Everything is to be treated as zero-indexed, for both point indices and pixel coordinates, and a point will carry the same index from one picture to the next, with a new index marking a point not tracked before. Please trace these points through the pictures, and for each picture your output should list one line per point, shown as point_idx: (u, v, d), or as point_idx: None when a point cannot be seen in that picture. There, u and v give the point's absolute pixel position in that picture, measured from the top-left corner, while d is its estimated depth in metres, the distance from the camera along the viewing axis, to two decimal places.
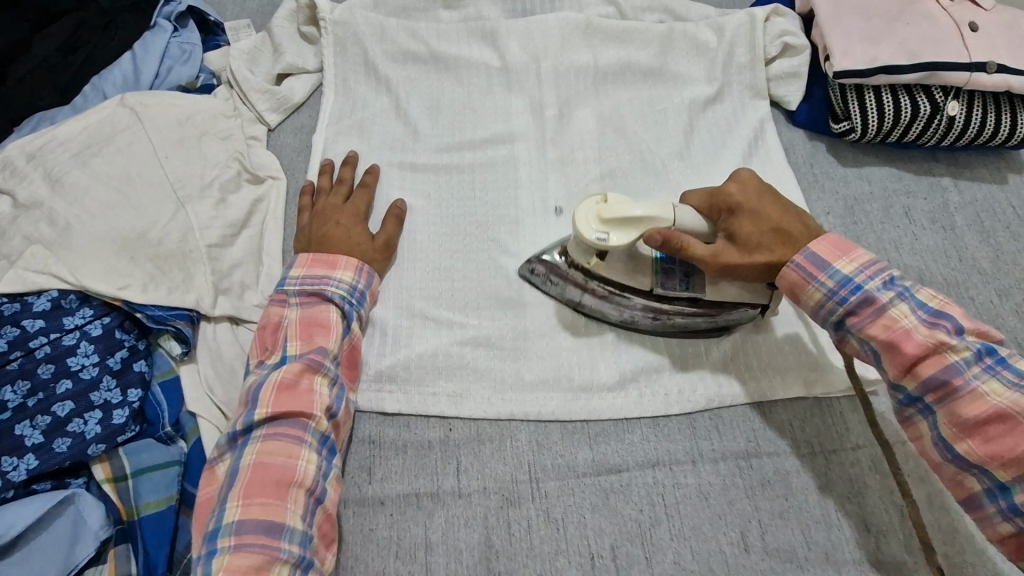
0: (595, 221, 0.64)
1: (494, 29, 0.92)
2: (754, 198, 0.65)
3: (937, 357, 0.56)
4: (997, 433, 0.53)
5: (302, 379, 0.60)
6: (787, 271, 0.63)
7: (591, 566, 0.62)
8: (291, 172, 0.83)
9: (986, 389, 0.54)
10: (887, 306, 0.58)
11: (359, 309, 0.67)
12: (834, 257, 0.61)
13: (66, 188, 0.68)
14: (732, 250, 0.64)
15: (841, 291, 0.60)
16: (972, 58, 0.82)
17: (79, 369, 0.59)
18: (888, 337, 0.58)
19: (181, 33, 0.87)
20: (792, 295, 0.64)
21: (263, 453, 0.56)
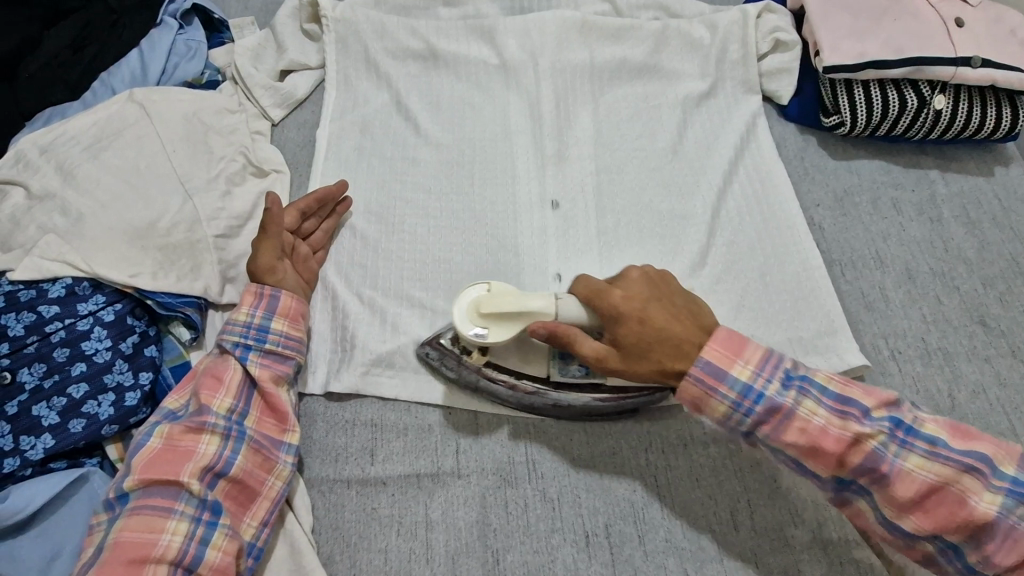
0: (474, 315, 0.65)
1: (492, 27, 0.94)
2: (642, 301, 0.60)
3: (858, 446, 0.55)
4: (934, 506, 0.55)
5: (183, 440, 0.59)
6: (685, 386, 0.58)
7: (585, 543, 0.65)
8: (294, 166, 0.85)
9: (908, 466, 0.55)
10: (800, 407, 0.56)
11: (257, 348, 0.64)
12: (730, 363, 0.57)
13: (78, 181, 0.70)
14: (616, 357, 0.60)
15: (746, 402, 0.57)
16: (957, 53, 0.84)
17: (93, 353, 0.61)
18: (806, 443, 0.56)
19: (186, 30, 0.89)
20: (699, 409, 0.59)
21: (129, 528, 0.55)
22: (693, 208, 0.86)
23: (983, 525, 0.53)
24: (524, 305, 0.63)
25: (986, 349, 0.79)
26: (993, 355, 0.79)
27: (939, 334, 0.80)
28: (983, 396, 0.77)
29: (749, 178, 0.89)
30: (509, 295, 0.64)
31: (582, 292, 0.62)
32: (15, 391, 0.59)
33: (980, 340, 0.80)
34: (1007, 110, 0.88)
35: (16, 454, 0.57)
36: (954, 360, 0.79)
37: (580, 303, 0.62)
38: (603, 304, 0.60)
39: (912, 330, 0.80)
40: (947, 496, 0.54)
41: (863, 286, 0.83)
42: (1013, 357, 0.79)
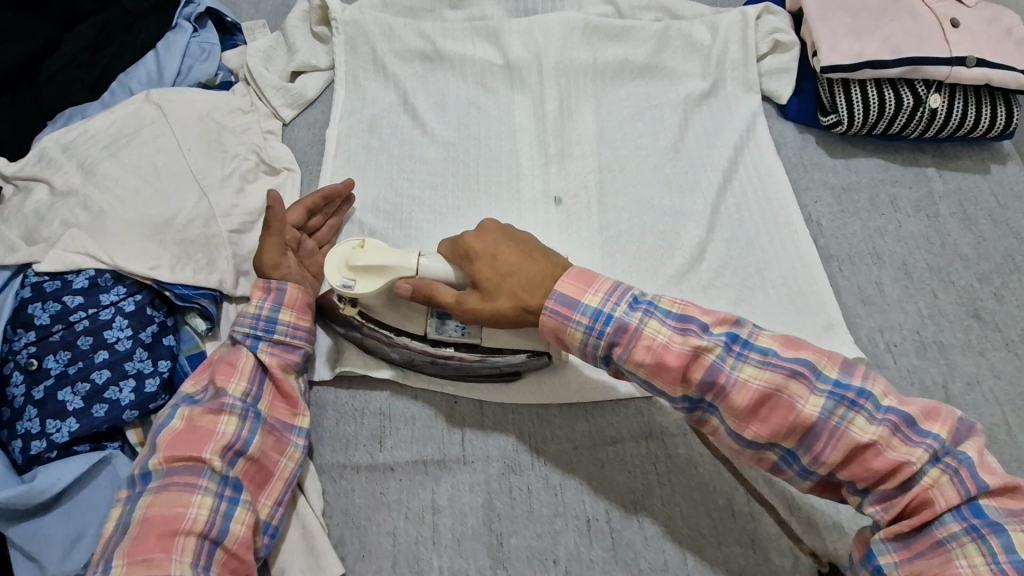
0: (344, 269, 0.66)
1: (497, 28, 0.96)
2: (492, 243, 0.64)
3: (697, 360, 0.56)
4: (766, 413, 0.55)
5: (203, 420, 0.60)
6: (545, 320, 0.61)
7: (587, 528, 0.67)
8: (305, 164, 0.88)
9: (743, 376, 0.55)
10: (647, 335, 0.57)
11: (268, 337, 0.67)
12: (583, 294, 0.59)
13: (98, 177, 0.73)
14: (475, 298, 0.64)
15: (597, 326, 0.58)
16: (952, 53, 0.86)
17: (115, 341, 0.63)
18: (652, 359, 0.57)
19: (200, 32, 0.91)
20: (563, 342, 0.61)
21: (154, 505, 0.56)
22: (693, 204, 0.88)
23: (811, 424, 0.54)
24: (379, 261, 0.65)
25: (981, 342, 0.81)
26: (987, 348, 0.81)
27: (934, 328, 0.82)
28: (978, 388, 0.78)
29: (748, 175, 0.91)
30: (381, 247, 0.66)
31: (448, 247, 0.67)
32: (42, 376, 0.61)
33: (975, 334, 0.81)
34: (1001, 109, 0.89)
35: (43, 437, 0.60)
36: (949, 353, 0.80)
37: (448, 258, 0.66)
38: (468, 250, 0.64)
39: (907, 323, 0.82)
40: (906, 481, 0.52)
41: (860, 281, 0.85)
42: (1008, 350, 0.81)
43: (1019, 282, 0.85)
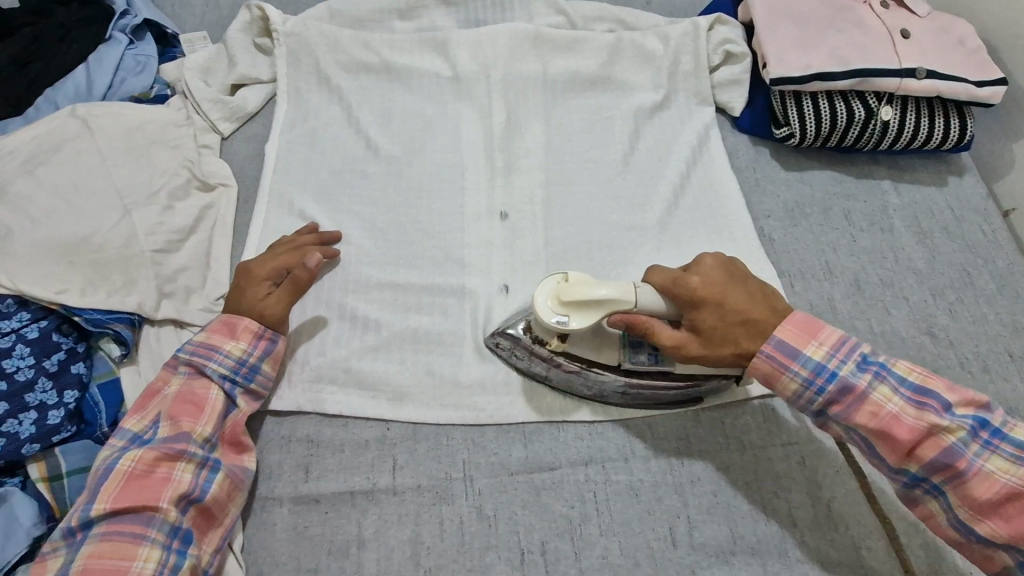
0: (555, 303, 0.64)
1: (445, 40, 0.94)
2: (720, 285, 0.61)
3: (906, 427, 0.57)
4: (961, 479, 0.56)
5: (158, 467, 0.59)
6: (756, 365, 0.61)
7: (520, 560, 0.64)
8: (241, 179, 0.85)
9: (947, 440, 0.56)
10: (873, 390, 0.58)
11: (244, 385, 0.66)
12: (805, 345, 0.59)
13: (12, 197, 0.70)
14: (695, 343, 0.62)
15: (817, 381, 0.59)
16: (902, 64, 0.84)
17: (14, 371, 0.60)
18: (877, 426, 0.58)
19: (136, 45, 0.89)
20: (770, 389, 0.62)
21: (97, 555, 0.55)
22: (642, 219, 0.86)
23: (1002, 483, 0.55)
24: (599, 294, 0.62)
25: (933, 360, 0.79)
26: (940, 366, 0.79)
27: (886, 345, 0.80)
28: None
29: (700, 189, 0.89)
30: (588, 282, 0.63)
31: (660, 280, 0.63)
32: None
33: (927, 351, 0.80)
34: (954, 120, 0.88)
35: None
36: None
37: (660, 290, 0.63)
38: (691, 289, 0.61)
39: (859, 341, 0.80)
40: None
41: (811, 297, 0.83)
42: (961, 368, 0.79)
43: (974, 297, 0.84)
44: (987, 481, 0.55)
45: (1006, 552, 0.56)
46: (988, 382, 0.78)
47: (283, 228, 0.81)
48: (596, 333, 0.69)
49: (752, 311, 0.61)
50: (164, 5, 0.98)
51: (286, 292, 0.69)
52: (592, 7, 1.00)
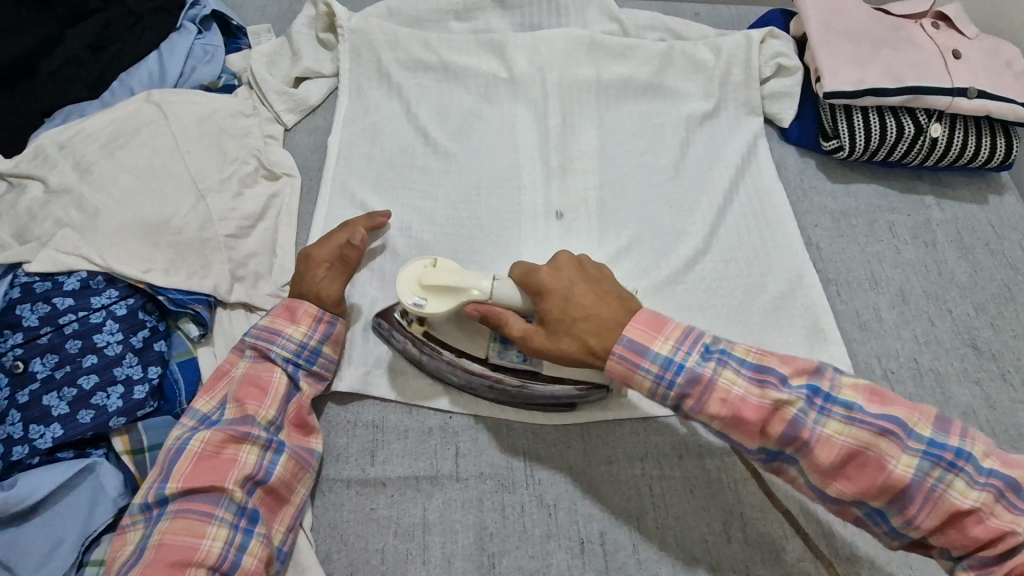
0: (415, 286, 0.68)
1: (502, 42, 0.96)
2: (569, 282, 0.63)
3: (755, 408, 0.55)
4: (810, 450, 0.55)
5: (224, 449, 0.60)
6: (611, 365, 0.59)
7: (580, 549, 0.66)
8: (304, 170, 0.87)
9: (789, 414, 0.55)
10: (719, 375, 0.56)
11: (307, 367, 0.67)
12: (651, 339, 0.58)
13: (95, 178, 0.72)
14: (541, 335, 0.63)
15: (668, 375, 0.57)
16: (953, 84, 0.87)
17: (104, 346, 0.62)
18: (727, 412, 0.56)
19: (205, 34, 0.91)
20: (630, 387, 0.60)
21: (169, 532, 0.56)
22: (692, 224, 0.88)
23: (847, 450, 0.54)
24: (456, 281, 0.66)
25: (976, 371, 0.81)
26: (983, 378, 0.81)
27: (930, 355, 0.82)
28: (974, 417, 0.78)
29: (749, 197, 0.91)
30: (451, 270, 0.67)
31: (518, 275, 0.66)
32: (27, 380, 0.60)
33: (970, 362, 0.82)
34: (1001, 140, 0.90)
35: (25, 442, 0.58)
36: (945, 381, 0.80)
37: (518, 285, 0.66)
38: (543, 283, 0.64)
39: (903, 350, 0.82)
40: (867, 461, 0.54)
41: (856, 306, 0.85)
42: (1003, 380, 0.81)
43: (1015, 312, 0.86)
44: (831, 446, 0.54)
45: (854, 508, 0.57)
46: None
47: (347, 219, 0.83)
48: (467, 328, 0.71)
49: (598, 309, 0.61)
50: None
51: (338, 271, 0.71)
52: (644, 16, 1.02)
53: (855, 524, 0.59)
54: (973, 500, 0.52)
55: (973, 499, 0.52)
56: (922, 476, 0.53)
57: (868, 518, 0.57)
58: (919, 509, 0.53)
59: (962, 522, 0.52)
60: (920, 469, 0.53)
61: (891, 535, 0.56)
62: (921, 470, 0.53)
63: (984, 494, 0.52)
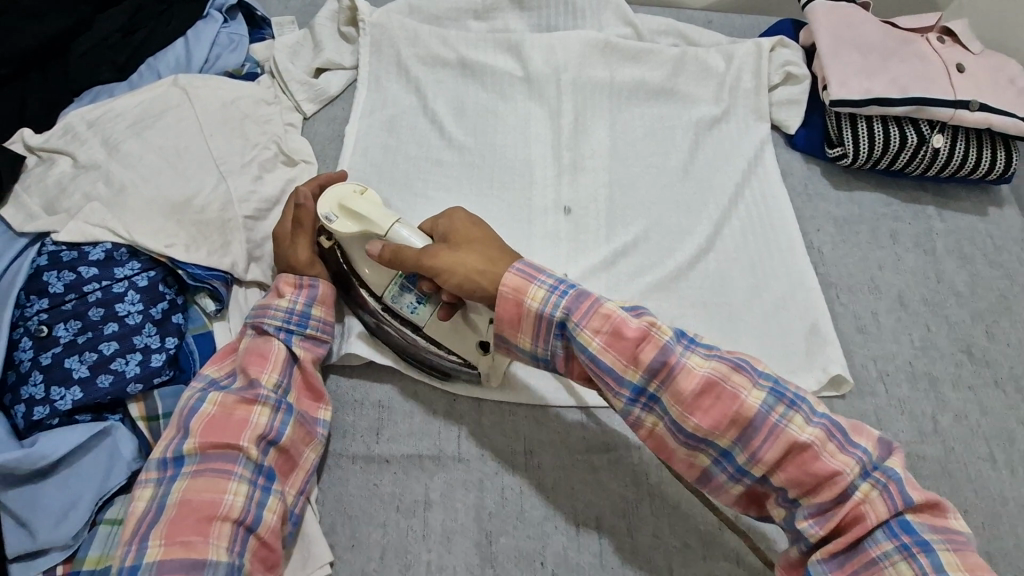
0: (335, 203, 0.69)
1: (519, 41, 0.98)
2: (478, 234, 0.66)
3: (638, 332, 0.58)
4: (672, 375, 0.56)
5: (237, 410, 0.61)
6: (502, 286, 0.61)
7: (577, 532, 0.67)
8: (322, 158, 0.90)
9: (660, 343, 0.57)
10: (602, 303, 0.59)
11: (301, 332, 0.69)
12: (543, 270, 0.61)
13: (122, 155, 0.74)
14: (434, 267, 0.64)
15: (562, 287, 0.60)
16: (956, 96, 0.89)
17: (125, 315, 0.64)
18: (608, 328, 0.58)
19: (230, 24, 0.94)
20: (517, 314, 0.61)
21: (191, 489, 0.57)
22: (697, 224, 0.90)
23: (709, 382, 0.56)
24: (372, 211, 0.68)
25: (971, 377, 0.83)
26: (977, 384, 0.83)
27: (926, 360, 0.84)
28: (966, 422, 0.80)
29: (754, 200, 0.93)
30: (374, 202, 0.69)
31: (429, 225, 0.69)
32: (50, 343, 0.62)
33: (965, 369, 0.83)
34: (1001, 153, 0.92)
35: (46, 403, 0.60)
36: (940, 386, 0.82)
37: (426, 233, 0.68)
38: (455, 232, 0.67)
39: (901, 354, 0.84)
40: (723, 392, 0.56)
41: (856, 310, 0.87)
42: (997, 387, 0.82)
43: (1011, 322, 0.88)
44: (692, 376, 0.56)
45: (704, 448, 0.58)
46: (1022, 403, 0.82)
47: None
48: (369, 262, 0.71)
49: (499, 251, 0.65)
50: None
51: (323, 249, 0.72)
52: (658, 22, 1.05)
53: (704, 470, 0.60)
54: (812, 436, 0.55)
55: (812, 436, 0.55)
56: (770, 412, 0.55)
57: (717, 460, 0.58)
58: (763, 444, 0.55)
59: (799, 459, 0.55)
60: (767, 404, 0.55)
61: (737, 476, 0.58)
62: (769, 405, 0.55)
63: (819, 432, 0.55)
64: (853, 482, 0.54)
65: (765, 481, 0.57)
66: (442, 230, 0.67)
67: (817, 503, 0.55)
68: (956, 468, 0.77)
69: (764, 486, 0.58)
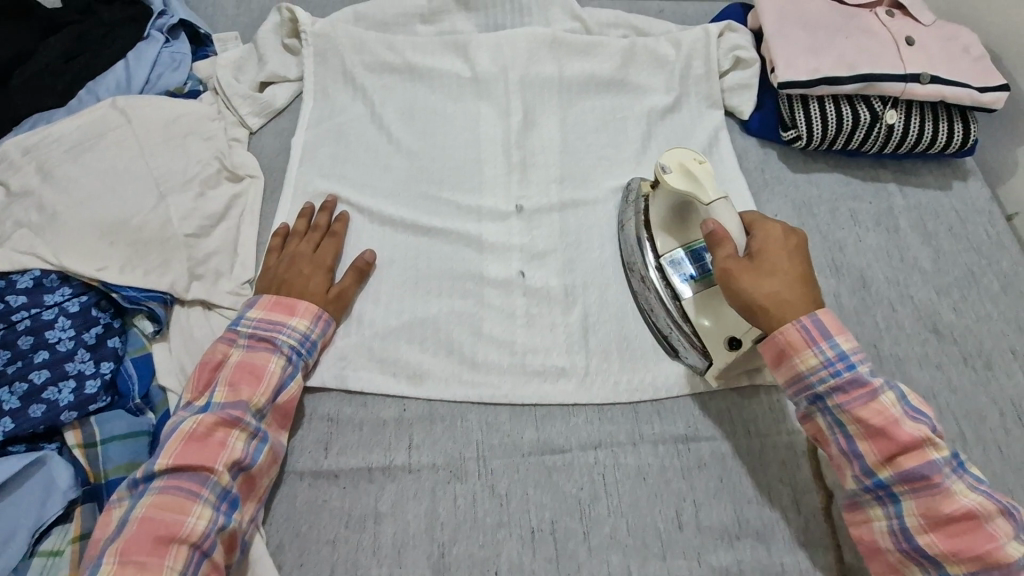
0: (675, 161, 0.73)
1: (465, 42, 0.97)
2: (798, 252, 0.65)
3: (919, 450, 0.58)
4: (921, 487, 0.58)
5: (215, 431, 0.61)
6: (787, 331, 0.62)
7: (531, 537, 0.66)
8: (268, 171, 0.88)
9: (954, 488, 0.57)
10: (880, 390, 0.60)
11: (306, 358, 0.70)
12: (837, 332, 0.61)
13: (57, 181, 0.74)
14: (741, 268, 0.64)
15: (838, 364, 0.61)
16: (906, 70, 0.87)
17: (56, 342, 0.64)
18: (877, 424, 0.59)
19: (172, 43, 0.94)
20: (783, 358, 0.63)
21: (155, 506, 0.57)
22: None
23: (950, 503, 0.57)
24: (707, 182, 0.71)
25: (938, 356, 0.81)
26: (945, 363, 0.80)
27: (891, 341, 0.82)
28: (934, 402, 0.78)
29: None
30: (710, 175, 0.71)
31: (750, 220, 0.69)
32: None
33: (932, 347, 0.81)
34: (958, 124, 0.90)
35: None
36: (906, 367, 0.80)
37: (739, 223, 0.68)
38: (769, 235, 0.66)
39: (865, 336, 0.82)
40: (981, 530, 0.56)
41: (818, 293, 0.85)
42: (965, 365, 0.80)
43: (978, 297, 0.85)
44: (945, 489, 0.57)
45: (923, 563, 0.59)
46: (991, 379, 0.80)
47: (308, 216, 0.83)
48: (678, 216, 0.78)
49: (804, 289, 0.63)
50: (198, 8, 1.03)
51: (314, 270, 0.75)
52: (607, 14, 1.03)
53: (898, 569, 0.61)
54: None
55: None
56: (1014, 551, 0.55)
57: (927, 573, 0.59)
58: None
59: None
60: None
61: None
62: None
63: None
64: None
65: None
66: (759, 238, 0.66)
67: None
68: None
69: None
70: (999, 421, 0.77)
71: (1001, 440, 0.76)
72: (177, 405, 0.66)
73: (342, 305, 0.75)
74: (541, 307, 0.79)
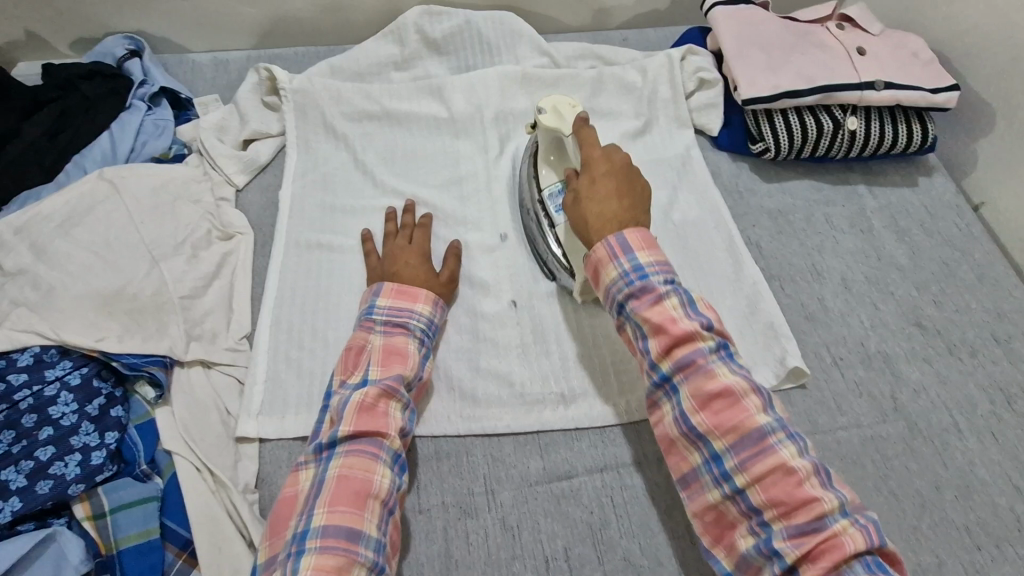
0: (555, 107, 0.82)
1: (439, 85, 1.01)
2: (627, 173, 0.73)
3: (739, 402, 0.59)
4: (766, 472, 0.57)
5: (379, 402, 0.65)
6: (597, 250, 0.68)
7: (546, 568, 0.67)
8: (257, 226, 0.90)
9: (779, 448, 0.57)
10: (715, 364, 0.61)
11: (432, 342, 0.75)
12: (639, 248, 0.66)
13: (51, 257, 0.75)
14: (570, 203, 0.73)
15: None
16: (861, 78, 0.92)
17: (59, 417, 0.65)
18: (800, 513, 0.55)
19: (155, 110, 0.97)
20: (597, 274, 0.69)
21: (346, 466, 0.60)
22: None
23: (773, 467, 0.56)
24: (565, 119, 0.81)
25: (925, 349, 0.83)
26: (932, 355, 0.83)
27: (877, 339, 0.84)
28: (925, 395, 0.80)
29: (689, 205, 0.93)
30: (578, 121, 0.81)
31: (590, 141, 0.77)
32: None
33: (917, 341, 0.84)
34: (917, 126, 0.95)
35: None
36: (894, 362, 0.82)
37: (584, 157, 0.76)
38: (610, 152, 0.74)
39: (852, 336, 0.84)
40: (799, 505, 0.55)
41: (802, 298, 0.87)
42: (951, 355, 0.83)
43: (955, 288, 0.88)
44: (748, 424, 0.58)
45: (699, 445, 0.61)
46: (978, 366, 0.82)
47: (300, 267, 0.84)
48: (557, 148, 0.86)
49: (619, 188, 0.71)
50: (177, 74, 1.07)
51: (421, 263, 0.80)
52: (573, 47, 1.08)
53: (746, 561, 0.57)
54: (800, 463, 0.56)
55: (860, 544, 0.52)
56: (777, 443, 0.57)
57: (704, 455, 0.61)
58: (751, 455, 0.57)
59: None
60: (834, 505, 0.55)
61: None
62: (805, 466, 0.57)
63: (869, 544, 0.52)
64: (787, 528, 0.55)
65: (747, 507, 0.58)
66: (588, 150, 0.76)
67: (791, 505, 0.55)
68: (922, 443, 0.76)
69: (735, 502, 0.59)
70: (991, 408, 0.79)
71: (994, 426, 0.78)
72: (332, 387, 0.69)
73: (452, 289, 0.82)
74: (534, 336, 0.81)
